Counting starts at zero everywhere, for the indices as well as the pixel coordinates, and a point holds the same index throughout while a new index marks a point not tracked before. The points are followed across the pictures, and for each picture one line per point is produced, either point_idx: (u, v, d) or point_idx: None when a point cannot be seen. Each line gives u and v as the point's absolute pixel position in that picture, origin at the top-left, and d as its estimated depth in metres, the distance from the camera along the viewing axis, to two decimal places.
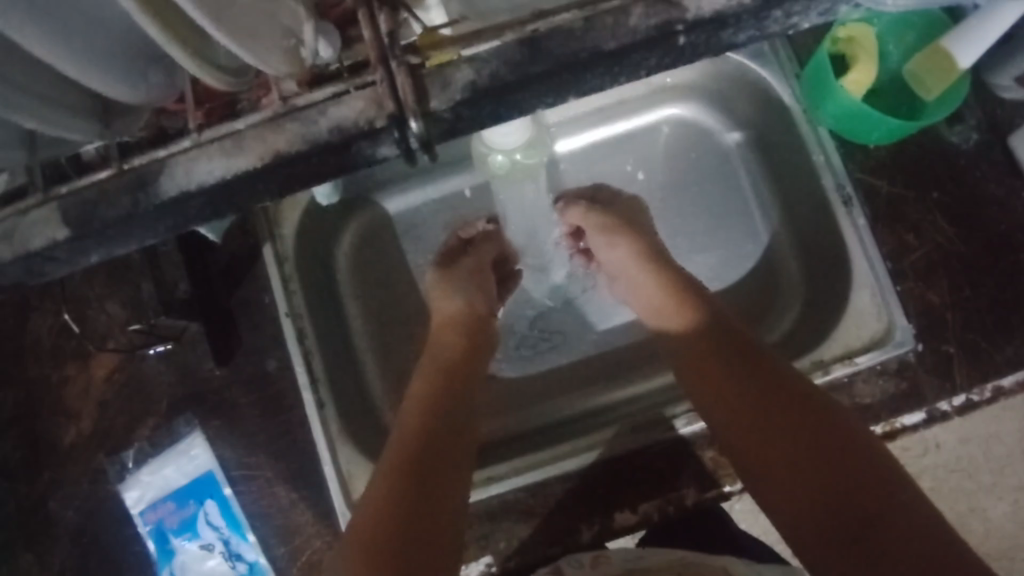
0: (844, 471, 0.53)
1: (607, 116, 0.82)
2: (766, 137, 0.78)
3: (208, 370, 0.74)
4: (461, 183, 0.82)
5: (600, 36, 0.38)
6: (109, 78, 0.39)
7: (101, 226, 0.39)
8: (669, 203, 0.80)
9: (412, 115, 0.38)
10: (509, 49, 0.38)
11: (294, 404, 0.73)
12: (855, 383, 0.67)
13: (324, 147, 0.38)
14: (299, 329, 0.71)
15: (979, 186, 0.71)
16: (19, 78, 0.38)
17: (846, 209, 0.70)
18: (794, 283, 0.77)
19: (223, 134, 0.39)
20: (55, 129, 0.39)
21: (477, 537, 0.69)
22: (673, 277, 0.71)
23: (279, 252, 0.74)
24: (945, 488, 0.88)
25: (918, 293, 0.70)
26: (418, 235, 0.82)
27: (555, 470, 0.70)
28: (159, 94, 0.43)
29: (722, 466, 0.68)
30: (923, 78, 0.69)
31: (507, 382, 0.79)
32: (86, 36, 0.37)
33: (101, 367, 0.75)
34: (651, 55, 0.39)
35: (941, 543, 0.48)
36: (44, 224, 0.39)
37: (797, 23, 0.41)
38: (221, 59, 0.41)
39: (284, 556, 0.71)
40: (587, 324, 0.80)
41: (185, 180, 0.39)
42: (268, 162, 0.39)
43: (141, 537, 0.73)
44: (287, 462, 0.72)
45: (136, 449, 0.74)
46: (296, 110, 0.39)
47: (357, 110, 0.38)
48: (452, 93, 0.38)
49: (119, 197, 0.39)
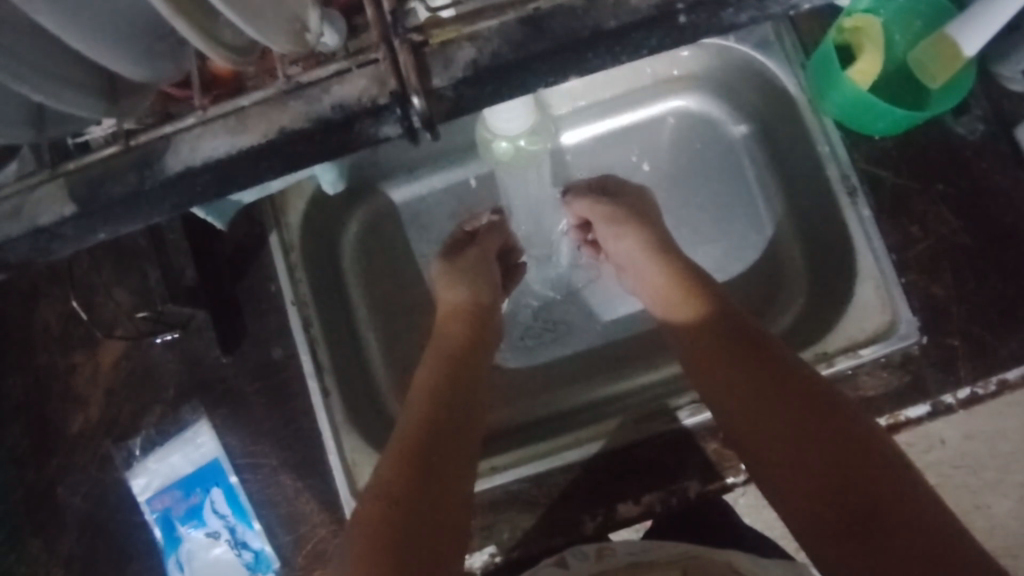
0: (851, 468, 0.53)
1: (610, 108, 0.82)
2: (771, 128, 0.78)
3: (214, 359, 0.74)
4: (467, 173, 0.82)
5: (601, 15, 0.38)
6: (113, 52, 0.39)
7: (108, 203, 0.40)
8: (674, 194, 0.81)
9: (414, 92, 0.38)
10: (509, 28, 0.38)
11: (299, 392, 0.73)
12: (859, 376, 0.68)
13: (328, 124, 0.39)
14: (305, 318, 0.72)
15: (985, 178, 0.71)
16: (27, 52, 0.38)
17: (850, 199, 0.70)
18: (799, 276, 0.77)
19: (227, 111, 0.39)
20: (64, 107, 0.40)
21: (481, 527, 0.70)
22: (680, 269, 0.71)
23: (286, 241, 0.74)
24: (950, 485, 0.87)
25: (922, 286, 0.70)
26: (424, 224, 0.82)
27: (559, 461, 0.70)
28: (165, 73, 0.43)
29: (725, 458, 0.69)
30: (927, 65, 0.69)
31: (511, 372, 0.79)
32: (94, 12, 0.37)
33: (108, 354, 0.76)
34: (651, 36, 0.39)
35: (951, 538, 0.48)
36: (51, 200, 0.40)
37: (799, 3, 0.40)
38: (228, 38, 0.40)
39: (289, 545, 0.71)
40: (591, 315, 0.80)
41: (191, 156, 0.39)
42: (272, 139, 0.39)
43: (148, 524, 0.73)
44: (293, 451, 0.72)
45: (143, 436, 0.75)
46: (300, 88, 0.39)
47: (359, 88, 0.39)
48: (454, 71, 0.38)
49: (127, 173, 0.40)
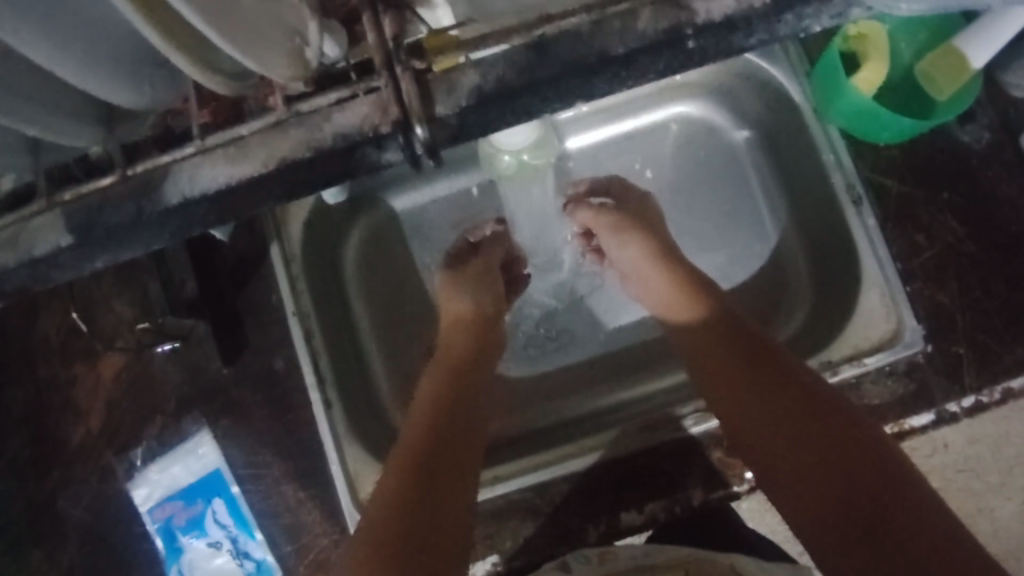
0: (855, 474, 0.52)
1: (614, 115, 0.81)
2: (776, 135, 0.77)
3: (215, 370, 0.74)
4: (467, 182, 0.81)
5: (609, 40, 0.37)
6: (107, 79, 0.39)
7: (106, 232, 0.39)
8: (678, 201, 0.80)
9: (417, 121, 0.37)
10: (516, 54, 0.38)
11: (301, 402, 0.73)
12: (863, 384, 0.67)
13: (328, 153, 0.38)
14: (306, 329, 0.71)
15: (991, 186, 0.71)
16: (19, 85, 0.38)
17: (855, 208, 0.70)
18: (802, 282, 0.76)
19: (227, 140, 0.39)
20: (61, 137, 0.40)
21: (483, 537, 0.69)
22: (684, 274, 0.70)
23: (287, 253, 0.73)
24: (955, 489, 0.86)
25: (927, 293, 0.69)
26: (426, 234, 0.81)
27: (562, 470, 0.70)
28: (163, 98, 0.42)
29: (731, 466, 0.68)
30: (933, 77, 0.69)
31: (514, 381, 0.79)
32: (85, 47, 0.37)
33: (108, 367, 0.75)
34: (659, 60, 0.39)
35: (955, 544, 0.48)
36: (48, 230, 0.39)
37: (808, 27, 0.39)
38: (224, 64, 0.40)
39: (291, 554, 0.71)
40: (595, 324, 0.79)
41: (190, 185, 0.39)
42: (272, 168, 0.38)
43: (150, 534, 0.73)
44: (295, 460, 0.72)
45: (144, 447, 0.74)
46: (300, 115, 0.38)
47: (361, 116, 0.38)
48: (458, 98, 0.38)
49: (125, 203, 0.39)
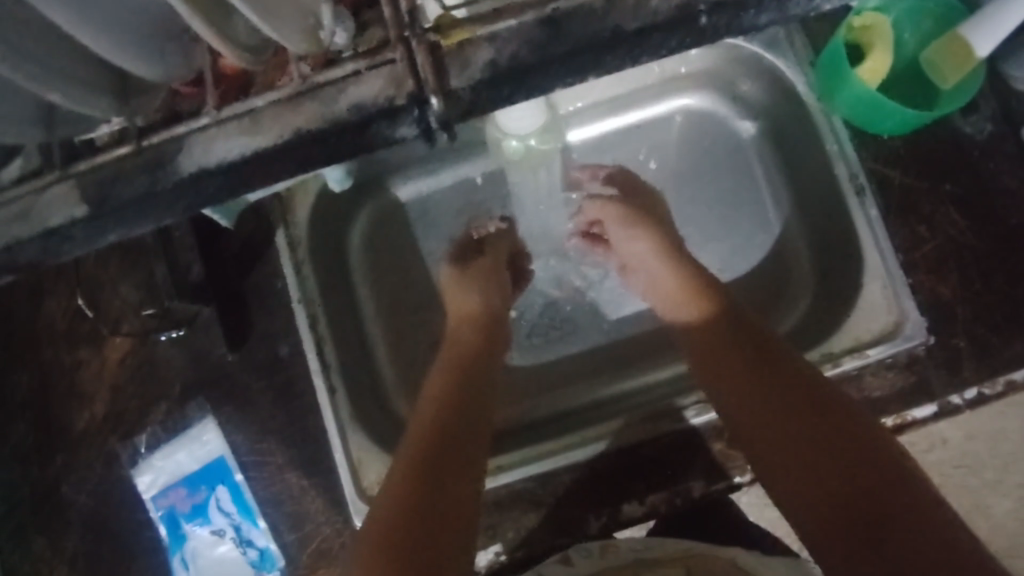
0: (862, 471, 0.52)
1: (616, 106, 0.82)
2: (779, 127, 0.78)
3: (219, 355, 0.74)
4: (471, 171, 0.81)
5: (622, 17, 0.38)
6: (128, 50, 0.39)
7: (120, 205, 0.40)
8: (681, 192, 0.80)
9: (432, 93, 0.38)
10: (528, 29, 0.38)
11: (305, 389, 0.73)
12: (864, 376, 0.68)
13: (344, 126, 0.39)
14: (312, 316, 0.71)
15: (993, 178, 0.71)
16: (38, 52, 0.38)
17: (858, 199, 0.70)
18: (803, 274, 0.77)
19: (241, 111, 0.39)
20: (77, 107, 0.41)
21: (486, 527, 0.70)
22: (689, 269, 0.70)
23: (292, 238, 0.73)
24: (953, 485, 0.86)
25: (928, 285, 0.70)
26: (432, 221, 0.82)
27: (564, 460, 0.70)
28: (177, 73, 0.43)
29: (731, 458, 0.69)
30: (938, 65, 0.69)
31: (517, 371, 0.79)
32: (107, 14, 0.38)
33: (113, 351, 0.75)
34: (672, 37, 0.39)
35: (958, 544, 0.47)
36: (62, 202, 0.40)
37: (818, 6, 0.40)
38: (243, 37, 0.40)
39: (294, 543, 0.71)
40: (597, 313, 0.80)
41: (204, 156, 0.39)
42: (288, 139, 0.39)
43: (152, 522, 0.73)
44: (297, 448, 0.72)
45: (148, 434, 0.74)
46: (316, 88, 0.39)
47: (376, 89, 0.39)
48: (472, 73, 0.38)
49: (137, 175, 0.40)
